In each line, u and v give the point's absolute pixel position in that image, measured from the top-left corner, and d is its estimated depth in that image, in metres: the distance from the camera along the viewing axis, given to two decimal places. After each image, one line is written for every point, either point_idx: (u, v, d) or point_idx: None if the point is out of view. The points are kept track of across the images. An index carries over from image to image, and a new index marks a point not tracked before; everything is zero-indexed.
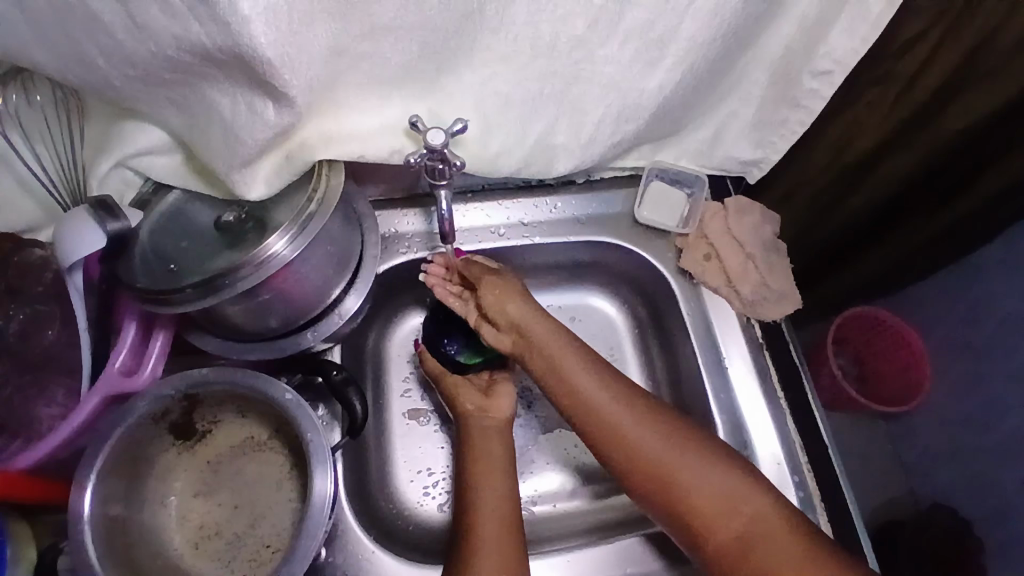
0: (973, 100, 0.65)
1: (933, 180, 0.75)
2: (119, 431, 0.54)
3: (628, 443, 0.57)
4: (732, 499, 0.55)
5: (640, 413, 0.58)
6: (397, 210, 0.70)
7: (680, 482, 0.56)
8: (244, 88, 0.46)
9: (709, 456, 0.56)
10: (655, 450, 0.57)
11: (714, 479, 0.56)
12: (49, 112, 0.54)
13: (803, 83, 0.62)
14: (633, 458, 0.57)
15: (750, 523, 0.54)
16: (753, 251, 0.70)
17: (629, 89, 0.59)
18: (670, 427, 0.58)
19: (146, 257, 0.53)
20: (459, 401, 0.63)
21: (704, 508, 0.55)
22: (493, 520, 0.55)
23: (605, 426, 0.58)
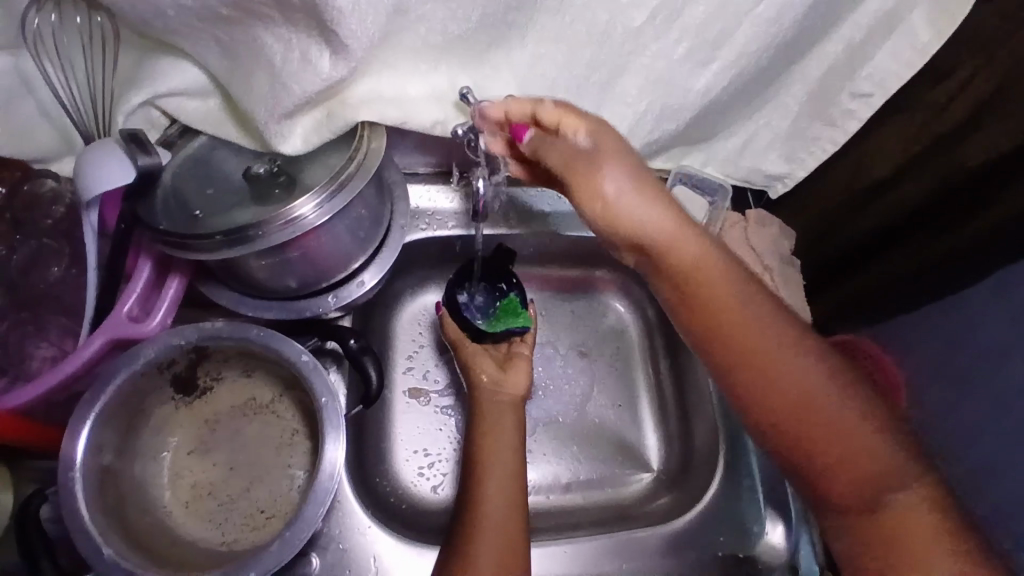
0: (997, 133, 0.62)
1: (943, 214, 0.70)
2: (121, 377, 0.51)
3: (780, 364, 0.51)
4: (874, 458, 0.48)
5: (787, 332, 0.52)
6: (422, 183, 0.70)
7: (825, 417, 0.49)
8: (302, 34, 0.46)
9: (855, 398, 0.50)
10: (812, 382, 0.50)
11: (851, 426, 0.49)
12: (83, 38, 0.51)
13: (841, 102, 0.63)
14: (782, 381, 0.50)
15: (893, 475, 0.48)
16: (770, 264, 0.71)
17: (675, 87, 0.59)
18: (824, 359, 0.51)
19: (168, 202, 0.50)
20: (474, 371, 0.63)
21: (847, 458, 0.48)
22: (500, 503, 0.54)
23: (746, 340, 0.51)
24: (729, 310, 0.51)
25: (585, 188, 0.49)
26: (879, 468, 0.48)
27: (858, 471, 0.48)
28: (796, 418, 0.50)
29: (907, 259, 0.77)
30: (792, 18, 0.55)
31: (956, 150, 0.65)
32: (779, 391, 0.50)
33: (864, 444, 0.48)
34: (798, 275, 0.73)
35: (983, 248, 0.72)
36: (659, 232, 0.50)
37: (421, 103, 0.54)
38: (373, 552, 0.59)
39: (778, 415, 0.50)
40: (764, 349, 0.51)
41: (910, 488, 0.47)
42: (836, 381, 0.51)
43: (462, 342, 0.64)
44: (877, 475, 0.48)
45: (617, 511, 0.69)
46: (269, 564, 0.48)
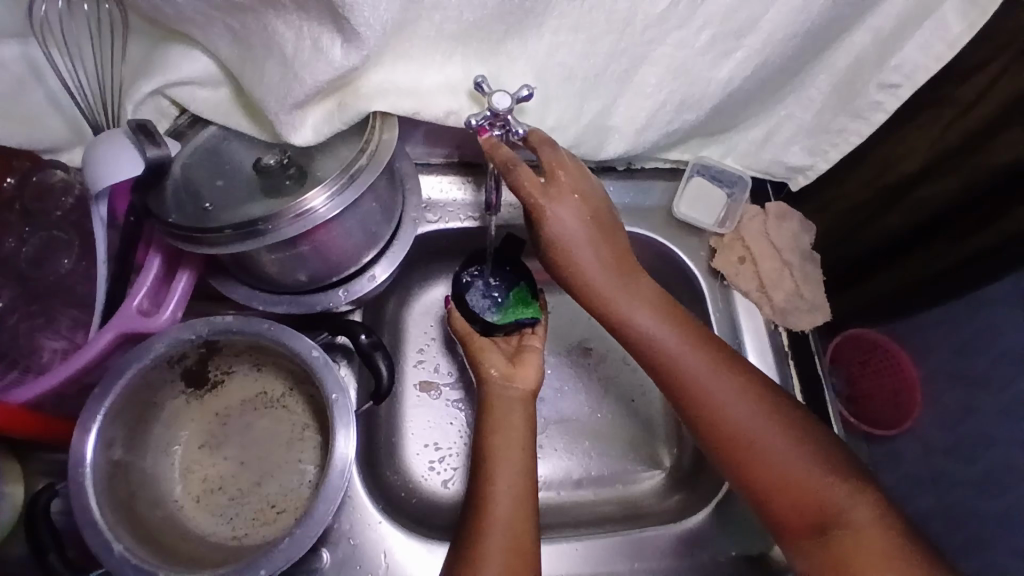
0: (1014, 140, 0.62)
1: (965, 212, 0.71)
2: (132, 371, 0.51)
3: (718, 400, 0.57)
4: (819, 495, 0.53)
5: (731, 374, 0.57)
6: (433, 174, 0.69)
7: (760, 449, 0.56)
8: (314, 22, 0.45)
9: (792, 433, 0.56)
10: (748, 417, 0.56)
11: (792, 460, 0.55)
12: (91, 25, 0.51)
13: (867, 94, 0.61)
14: (719, 423, 0.57)
15: (834, 504, 0.53)
16: (790, 259, 0.69)
17: (696, 78, 0.57)
18: (758, 392, 0.57)
19: (178, 193, 0.49)
20: (483, 365, 0.61)
21: (792, 485, 0.54)
22: (506, 498, 0.53)
23: (687, 380, 0.57)
24: (669, 352, 0.58)
25: (554, 246, 0.56)
26: (821, 497, 0.53)
27: (802, 499, 0.54)
28: (739, 453, 0.56)
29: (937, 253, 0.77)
30: (818, 8, 0.53)
31: (975, 154, 0.65)
32: (720, 422, 0.57)
33: (796, 475, 0.54)
34: (819, 271, 0.71)
35: (993, 250, 0.73)
36: (609, 289, 0.57)
37: (436, 93, 0.53)
38: (384, 548, 0.58)
39: (719, 444, 0.57)
40: (697, 385, 0.57)
41: (854, 514, 0.52)
42: (774, 415, 0.57)
43: (471, 335, 0.63)
44: (818, 503, 0.53)
45: (628, 508, 0.68)
46: (279, 562, 0.47)
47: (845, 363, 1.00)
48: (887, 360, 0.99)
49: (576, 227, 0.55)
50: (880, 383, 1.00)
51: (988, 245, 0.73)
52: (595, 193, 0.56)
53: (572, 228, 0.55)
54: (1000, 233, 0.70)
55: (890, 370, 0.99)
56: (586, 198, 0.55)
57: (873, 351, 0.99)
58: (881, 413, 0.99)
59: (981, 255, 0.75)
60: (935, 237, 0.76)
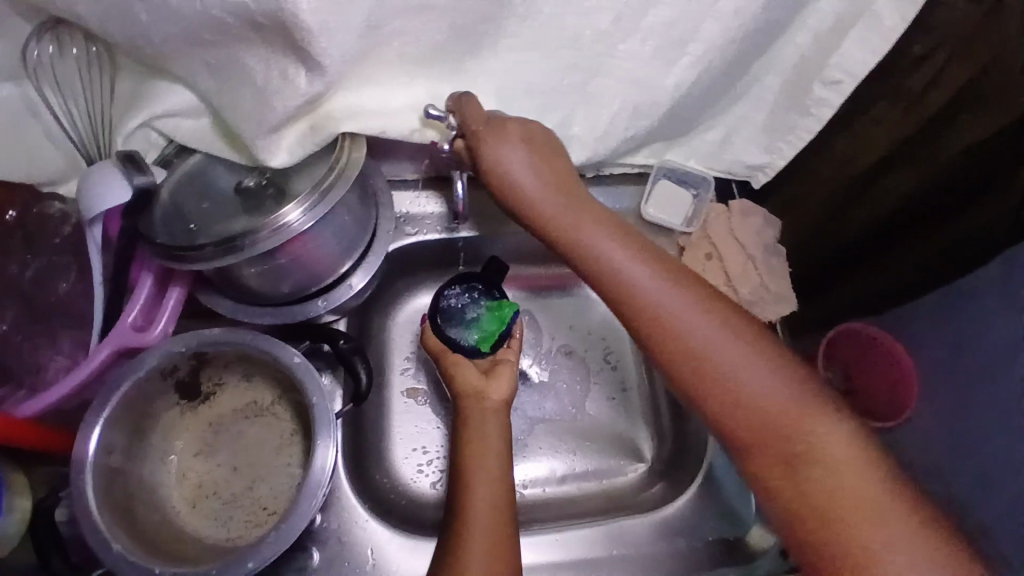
0: (970, 127, 0.64)
1: (928, 204, 0.71)
2: (127, 384, 0.54)
3: (679, 326, 0.54)
4: (786, 416, 0.51)
5: (697, 297, 0.55)
6: (410, 190, 0.72)
7: (722, 374, 0.52)
8: (279, 54, 0.49)
9: (756, 354, 0.53)
10: (705, 335, 0.53)
11: (759, 386, 0.52)
12: (82, 67, 0.56)
13: (814, 91, 0.64)
14: (677, 343, 0.53)
15: (804, 432, 0.50)
16: (753, 254, 0.73)
17: (647, 85, 0.60)
18: (714, 308, 0.54)
19: (165, 215, 0.53)
20: (457, 380, 0.64)
21: (760, 419, 0.51)
22: (486, 513, 0.54)
23: (652, 313, 0.54)
24: (637, 291, 0.55)
25: (501, 185, 0.58)
26: (790, 424, 0.51)
27: (768, 426, 0.51)
28: (697, 380, 0.53)
29: (908, 256, 0.77)
30: (753, 13, 0.56)
31: (938, 142, 0.67)
32: (677, 344, 0.53)
33: (761, 400, 0.51)
34: (783, 264, 0.74)
35: (965, 248, 0.73)
36: (569, 220, 0.57)
37: (401, 113, 0.57)
38: (371, 544, 0.61)
39: (678, 372, 0.54)
40: (661, 316, 0.54)
41: (824, 442, 0.50)
42: (736, 335, 0.54)
43: (445, 353, 0.66)
44: (786, 432, 0.51)
45: (612, 501, 0.71)
46: (267, 554, 0.50)
47: None
48: None
49: (525, 164, 0.56)
50: None
51: (954, 239, 0.73)
52: (538, 133, 0.57)
53: (521, 170, 0.57)
54: (971, 223, 0.70)
55: None
56: (534, 139, 0.57)
57: None
58: None
59: (952, 253, 0.75)
60: (912, 226, 0.75)
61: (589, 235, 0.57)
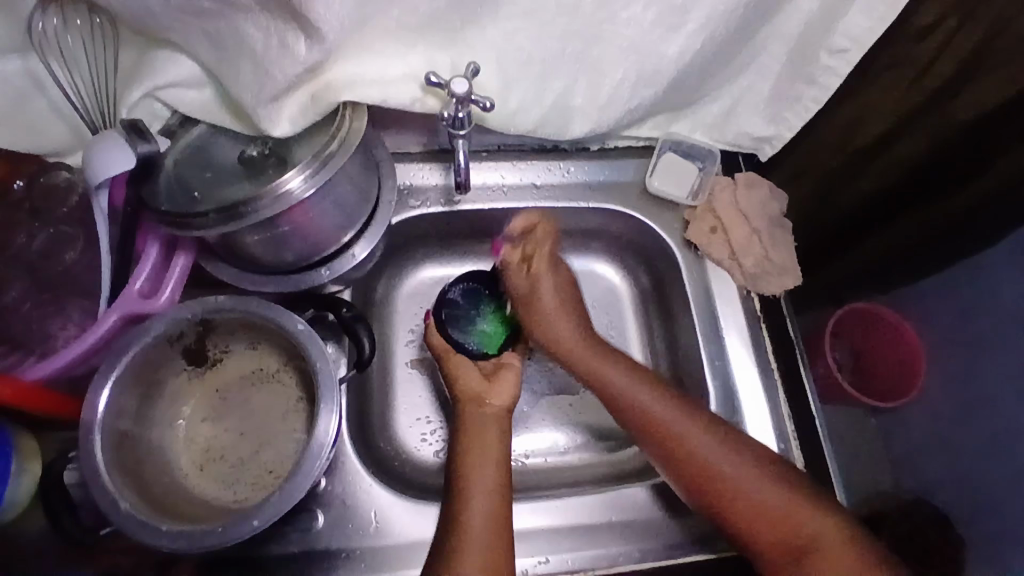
0: (975, 97, 0.65)
1: (943, 163, 0.73)
2: (135, 349, 0.56)
3: (695, 451, 0.60)
4: (788, 518, 0.57)
5: (710, 433, 0.60)
6: (414, 163, 0.73)
7: (732, 489, 0.59)
8: (278, 21, 0.49)
9: (760, 469, 0.59)
10: (718, 463, 0.59)
11: (765, 493, 0.58)
12: (85, 40, 0.56)
13: (821, 59, 0.63)
14: (696, 464, 0.60)
15: (802, 525, 0.57)
16: (759, 226, 0.72)
17: (648, 54, 0.60)
18: (726, 436, 0.60)
19: (170, 184, 0.54)
20: (458, 381, 0.64)
21: (762, 513, 0.58)
22: (483, 507, 0.55)
23: (673, 444, 0.60)
24: (664, 427, 0.61)
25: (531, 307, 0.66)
26: (789, 526, 0.57)
27: (773, 520, 0.57)
28: (709, 490, 0.59)
29: (918, 216, 0.81)
30: None
31: (942, 112, 0.67)
32: (697, 472, 0.59)
33: (763, 502, 0.58)
34: (789, 237, 0.73)
35: (978, 206, 0.77)
36: (591, 361, 0.65)
37: (400, 82, 0.57)
38: (374, 507, 0.63)
39: (687, 473, 0.60)
40: (675, 436, 0.60)
41: (824, 538, 0.56)
42: (744, 459, 0.60)
43: (449, 351, 0.65)
44: (789, 533, 0.57)
45: (612, 472, 0.71)
46: (271, 513, 0.52)
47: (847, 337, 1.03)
48: (890, 329, 1.00)
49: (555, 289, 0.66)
50: (883, 356, 1.02)
51: (966, 199, 0.76)
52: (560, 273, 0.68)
53: (551, 299, 0.66)
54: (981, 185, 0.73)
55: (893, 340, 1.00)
56: (557, 269, 0.67)
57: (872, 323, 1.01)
58: (884, 384, 1.02)
59: (961, 211, 0.78)
60: (916, 189, 0.77)
61: (606, 374, 0.64)
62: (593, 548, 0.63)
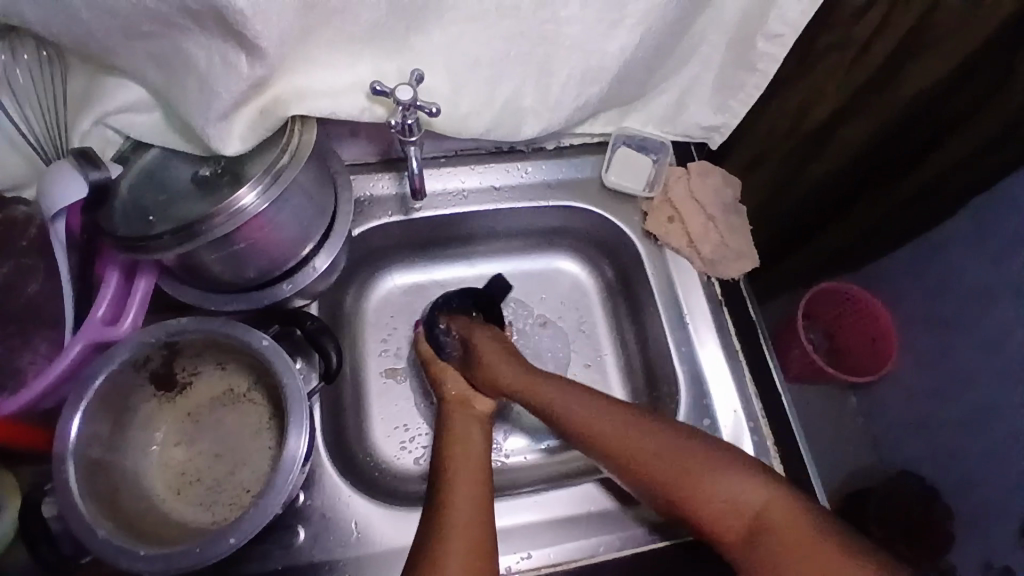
0: (914, 74, 0.68)
1: (902, 137, 0.75)
2: (102, 376, 0.55)
3: (644, 451, 0.58)
4: (751, 510, 0.54)
5: (660, 435, 0.58)
6: (372, 173, 0.73)
7: (698, 488, 0.55)
8: (219, 40, 0.50)
9: (729, 465, 0.56)
10: (669, 458, 0.57)
11: (734, 490, 0.55)
12: (33, 73, 0.57)
13: (759, 46, 0.65)
14: (649, 467, 0.57)
15: (764, 513, 0.53)
16: (713, 213, 0.74)
17: (591, 51, 0.61)
18: (683, 437, 0.58)
19: (124, 208, 0.54)
20: (444, 387, 0.66)
21: (725, 512, 0.54)
22: (464, 505, 0.55)
23: (626, 450, 0.58)
24: (603, 432, 0.59)
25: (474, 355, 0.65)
26: (750, 515, 0.54)
27: (738, 518, 0.54)
28: (672, 491, 0.56)
29: (875, 202, 0.85)
30: None
31: (884, 90, 0.70)
32: (648, 470, 0.57)
33: (729, 498, 0.55)
34: (744, 221, 0.75)
35: (930, 184, 0.80)
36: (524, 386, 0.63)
37: (347, 94, 0.58)
38: (355, 517, 0.63)
39: (649, 480, 0.57)
40: (626, 444, 0.58)
41: (783, 519, 0.52)
42: (702, 454, 0.57)
43: (433, 360, 0.68)
44: (754, 523, 0.53)
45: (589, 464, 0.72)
46: (248, 529, 0.52)
47: (819, 317, 1.06)
48: (859, 308, 1.01)
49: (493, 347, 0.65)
50: (855, 333, 1.03)
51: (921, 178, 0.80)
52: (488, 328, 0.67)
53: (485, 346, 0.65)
54: (935, 161, 0.77)
55: (862, 318, 1.01)
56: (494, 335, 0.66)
57: (842, 302, 1.02)
58: (858, 360, 1.04)
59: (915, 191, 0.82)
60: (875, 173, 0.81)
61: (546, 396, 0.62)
62: (574, 541, 0.64)
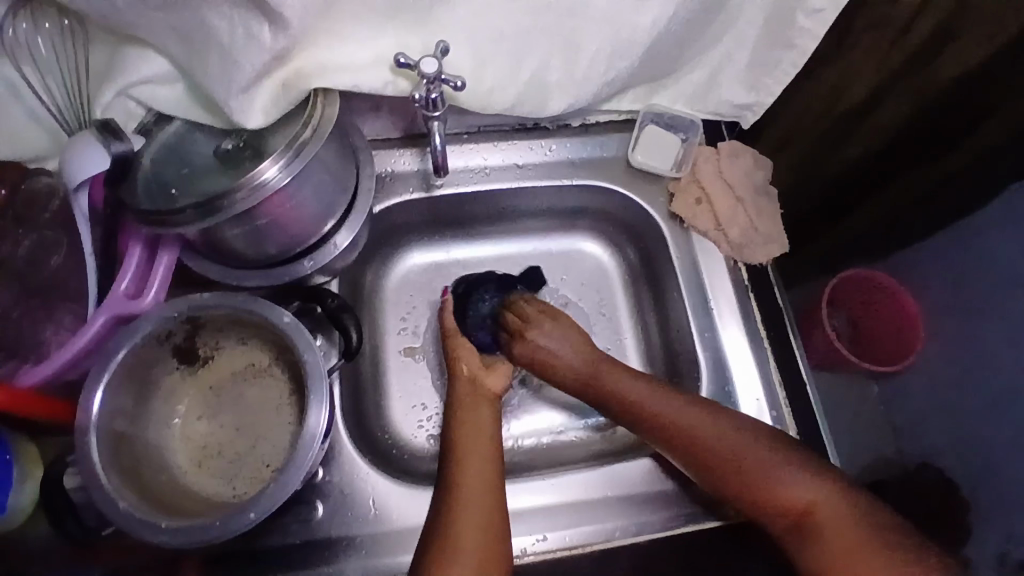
0: (958, 54, 0.65)
1: (929, 126, 0.72)
2: (125, 349, 0.56)
3: (708, 440, 0.59)
4: (811, 503, 0.56)
5: (723, 427, 0.60)
6: (393, 149, 0.72)
7: (759, 479, 0.58)
8: (244, 11, 0.49)
9: (785, 459, 0.58)
10: (733, 448, 0.59)
11: (793, 485, 0.57)
12: (56, 43, 0.57)
13: (797, 21, 0.62)
14: (714, 456, 0.59)
15: (818, 509, 0.56)
16: (742, 195, 0.72)
17: (622, 24, 0.59)
18: (741, 428, 0.60)
19: (147, 182, 0.53)
20: (457, 362, 0.65)
21: (783, 503, 0.57)
22: (477, 490, 0.55)
23: (692, 438, 0.60)
24: (669, 417, 0.61)
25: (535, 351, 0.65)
26: (806, 509, 0.56)
27: (795, 509, 0.57)
28: (732, 481, 0.59)
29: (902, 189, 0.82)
30: None
31: (927, 70, 0.67)
32: (712, 459, 0.59)
33: (787, 491, 0.57)
34: (774, 203, 0.73)
35: (960, 172, 0.77)
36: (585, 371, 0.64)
37: (370, 69, 0.57)
38: (372, 495, 0.63)
39: (712, 467, 0.59)
40: (689, 432, 0.60)
41: (834, 515, 0.56)
42: (760, 446, 0.59)
43: (455, 334, 0.67)
44: (811, 517, 0.56)
45: (609, 447, 0.72)
46: (268, 505, 0.52)
47: (845, 302, 1.01)
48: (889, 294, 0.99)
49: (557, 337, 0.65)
50: (881, 320, 1.01)
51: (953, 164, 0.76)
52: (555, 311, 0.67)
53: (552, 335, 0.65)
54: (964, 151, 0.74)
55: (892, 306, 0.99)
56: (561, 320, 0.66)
57: (870, 288, 0.99)
58: (884, 348, 1.01)
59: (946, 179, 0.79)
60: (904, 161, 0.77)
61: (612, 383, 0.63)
62: (592, 524, 0.64)
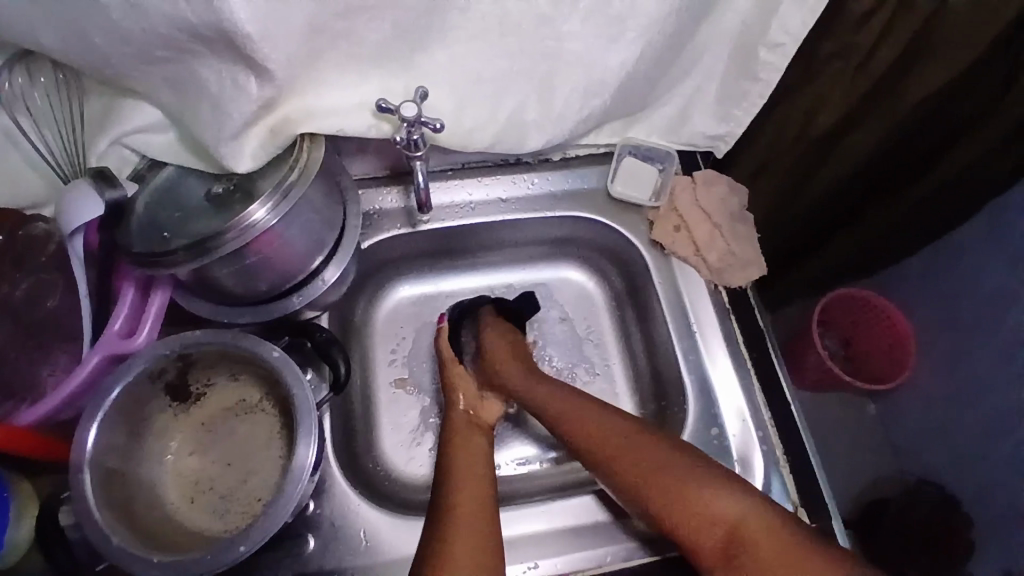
0: (922, 78, 0.67)
1: (905, 145, 0.76)
2: (118, 387, 0.57)
3: (621, 446, 0.60)
4: (733, 517, 0.54)
5: (651, 443, 0.60)
6: (380, 188, 0.75)
7: (679, 491, 0.57)
8: (228, 63, 0.52)
9: (710, 475, 0.57)
10: (657, 458, 0.59)
11: (722, 500, 0.55)
12: (52, 94, 0.60)
13: (760, 56, 0.65)
14: (633, 466, 0.59)
15: (740, 524, 0.54)
16: (719, 221, 0.74)
17: (594, 64, 0.62)
18: (676, 445, 0.59)
19: (141, 225, 0.55)
20: (454, 396, 0.68)
21: (695, 520, 0.55)
22: (472, 510, 0.56)
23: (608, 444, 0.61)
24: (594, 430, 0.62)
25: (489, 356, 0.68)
26: (728, 523, 0.54)
27: (714, 527, 0.55)
28: (648, 490, 0.58)
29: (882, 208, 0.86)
30: None
31: (892, 95, 0.70)
32: (629, 470, 0.59)
33: (715, 507, 0.55)
34: (750, 228, 0.75)
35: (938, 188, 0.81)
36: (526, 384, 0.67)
37: (354, 112, 0.60)
38: (363, 526, 0.64)
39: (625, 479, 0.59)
40: (612, 441, 0.61)
41: (756, 530, 0.53)
42: (688, 460, 0.58)
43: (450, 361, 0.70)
44: (730, 532, 0.54)
45: None
46: (257, 537, 0.53)
47: (836, 325, 1.04)
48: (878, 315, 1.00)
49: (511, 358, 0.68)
50: (872, 341, 1.02)
51: (932, 181, 0.80)
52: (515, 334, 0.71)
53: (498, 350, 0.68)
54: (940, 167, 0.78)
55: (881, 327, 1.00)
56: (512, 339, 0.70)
57: (861, 308, 1.01)
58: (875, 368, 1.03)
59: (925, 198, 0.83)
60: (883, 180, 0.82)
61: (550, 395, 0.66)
62: (582, 550, 0.65)
